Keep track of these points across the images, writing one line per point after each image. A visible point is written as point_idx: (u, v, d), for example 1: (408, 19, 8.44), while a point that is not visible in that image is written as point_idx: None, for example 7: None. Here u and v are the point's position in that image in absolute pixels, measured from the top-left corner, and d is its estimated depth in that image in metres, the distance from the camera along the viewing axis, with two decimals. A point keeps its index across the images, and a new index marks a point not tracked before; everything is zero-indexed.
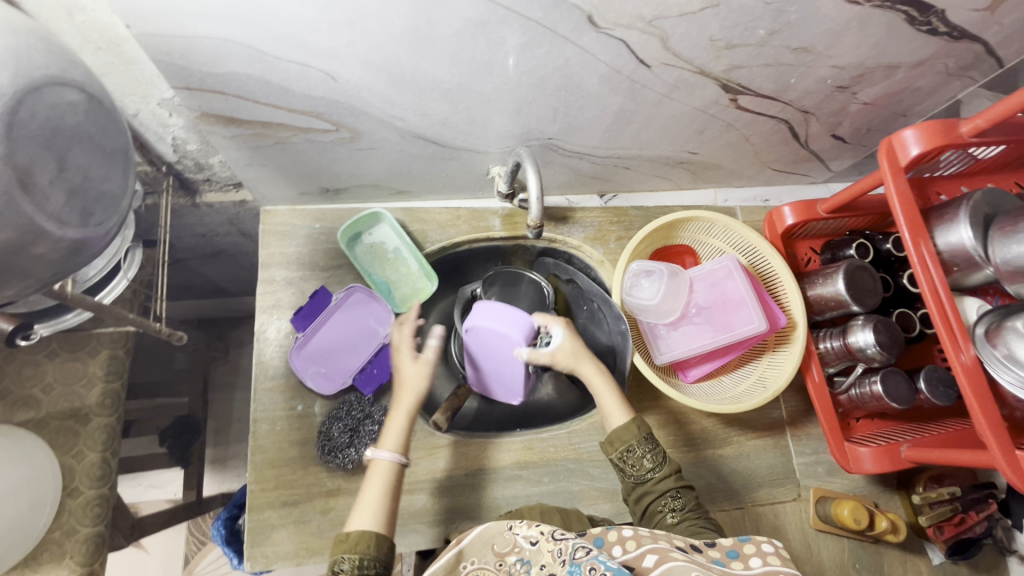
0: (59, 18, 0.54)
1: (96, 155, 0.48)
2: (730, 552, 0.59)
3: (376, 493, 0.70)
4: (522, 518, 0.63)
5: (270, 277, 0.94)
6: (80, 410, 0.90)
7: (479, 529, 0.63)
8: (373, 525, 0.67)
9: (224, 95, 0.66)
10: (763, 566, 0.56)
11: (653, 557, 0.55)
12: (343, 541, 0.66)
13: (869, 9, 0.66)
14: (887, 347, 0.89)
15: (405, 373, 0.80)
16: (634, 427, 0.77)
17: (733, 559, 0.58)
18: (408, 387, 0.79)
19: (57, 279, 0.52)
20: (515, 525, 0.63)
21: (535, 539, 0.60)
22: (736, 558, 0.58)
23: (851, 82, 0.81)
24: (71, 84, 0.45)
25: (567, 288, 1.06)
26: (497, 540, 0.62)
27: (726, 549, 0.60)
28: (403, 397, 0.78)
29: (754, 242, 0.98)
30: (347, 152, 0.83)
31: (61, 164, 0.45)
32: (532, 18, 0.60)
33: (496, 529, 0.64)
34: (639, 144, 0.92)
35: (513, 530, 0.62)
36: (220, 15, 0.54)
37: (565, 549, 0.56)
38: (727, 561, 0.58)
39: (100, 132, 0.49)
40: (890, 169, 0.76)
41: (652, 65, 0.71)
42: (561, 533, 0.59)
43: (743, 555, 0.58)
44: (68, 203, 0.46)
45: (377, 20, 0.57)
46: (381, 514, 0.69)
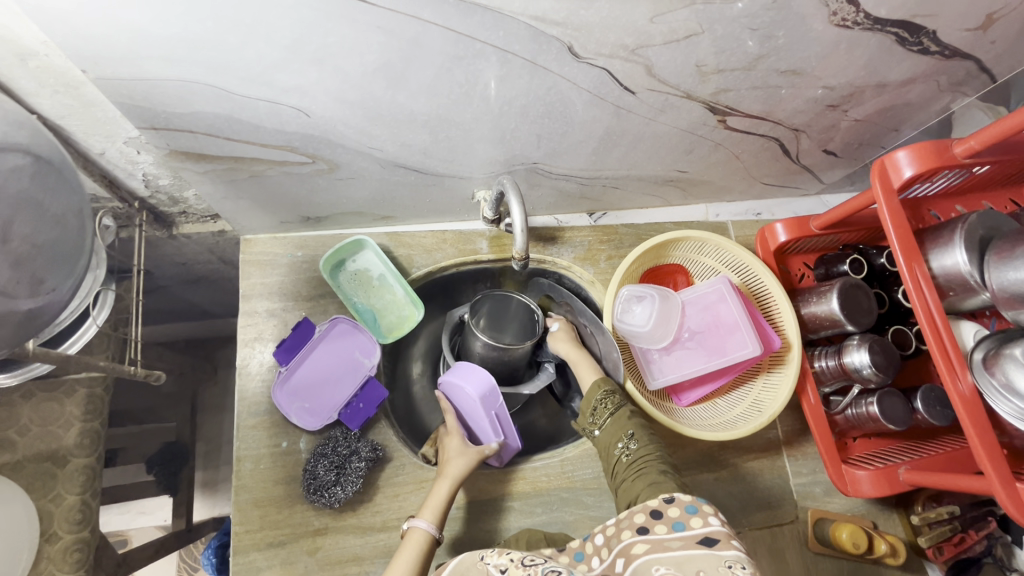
0: (10, 65, 0.51)
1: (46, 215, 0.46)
2: (689, 509, 0.60)
3: (410, 560, 0.69)
4: (492, 546, 0.61)
5: (251, 309, 0.91)
6: (57, 452, 0.87)
7: (453, 564, 0.61)
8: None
9: (193, 133, 0.63)
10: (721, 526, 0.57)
11: (621, 561, 0.57)
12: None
13: (859, 32, 0.64)
14: (883, 368, 0.88)
15: (451, 452, 0.82)
16: (598, 382, 0.85)
17: (693, 515, 0.59)
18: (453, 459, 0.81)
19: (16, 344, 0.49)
20: (486, 555, 0.60)
21: (503, 568, 0.57)
22: (695, 514, 0.59)
23: (841, 101, 0.80)
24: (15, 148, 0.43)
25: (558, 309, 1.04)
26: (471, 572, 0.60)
27: (684, 506, 0.61)
28: (448, 469, 0.79)
29: (746, 260, 0.97)
30: (326, 183, 0.81)
31: None
32: (510, 51, 0.57)
33: (469, 561, 0.61)
34: (627, 165, 0.90)
35: (484, 560, 0.60)
36: (181, 58, 0.51)
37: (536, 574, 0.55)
38: (686, 520, 0.59)
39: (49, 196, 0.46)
40: (883, 189, 0.74)
41: (637, 92, 0.69)
42: (531, 559, 0.57)
43: (702, 511, 0.59)
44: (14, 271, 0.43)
45: (348, 58, 0.55)
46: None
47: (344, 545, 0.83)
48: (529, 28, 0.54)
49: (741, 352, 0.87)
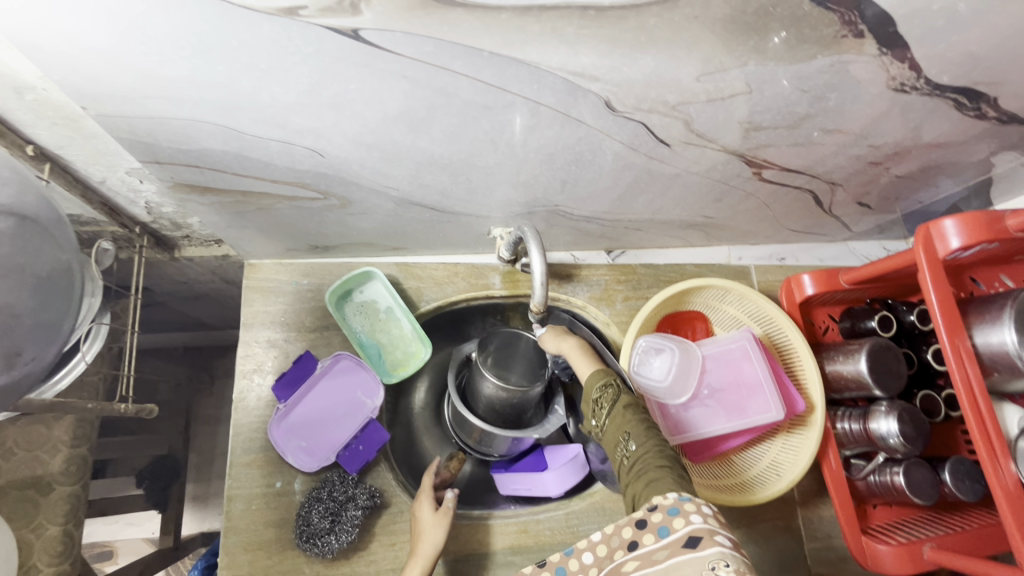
0: (6, 97, 0.48)
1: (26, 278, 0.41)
2: (671, 511, 0.53)
3: None
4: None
5: (252, 338, 0.87)
6: (41, 479, 0.83)
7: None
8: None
9: (199, 168, 0.59)
10: (704, 524, 0.50)
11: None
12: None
13: (916, 96, 0.59)
14: (912, 439, 0.83)
15: (422, 527, 0.76)
16: (595, 376, 0.75)
17: (675, 516, 0.52)
18: (425, 536, 0.75)
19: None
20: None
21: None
22: (676, 515, 0.52)
23: (885, 159, 0.75)
24: None
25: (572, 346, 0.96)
26: None
27: (667, 508, 0.53)
28: (419, 550, 0.74)
29: (771, 312, 0.92)
30: (337, 217, 0.77)
31: None
32: (543, 102, 0.53)
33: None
34: (652, 210, 0.86)
35: None
36: (189, 99, 0.47)
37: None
38: (669, 523, 0.52)
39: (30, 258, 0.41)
40: (927, 259, 0.70)
41: (673, 145, 0.65)
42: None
43: (684, 510, 0.52)
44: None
45: (368, 104, 0.51)
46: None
47: None
48: (565, 82, 0.50)
49: (763, 416, 0.83)
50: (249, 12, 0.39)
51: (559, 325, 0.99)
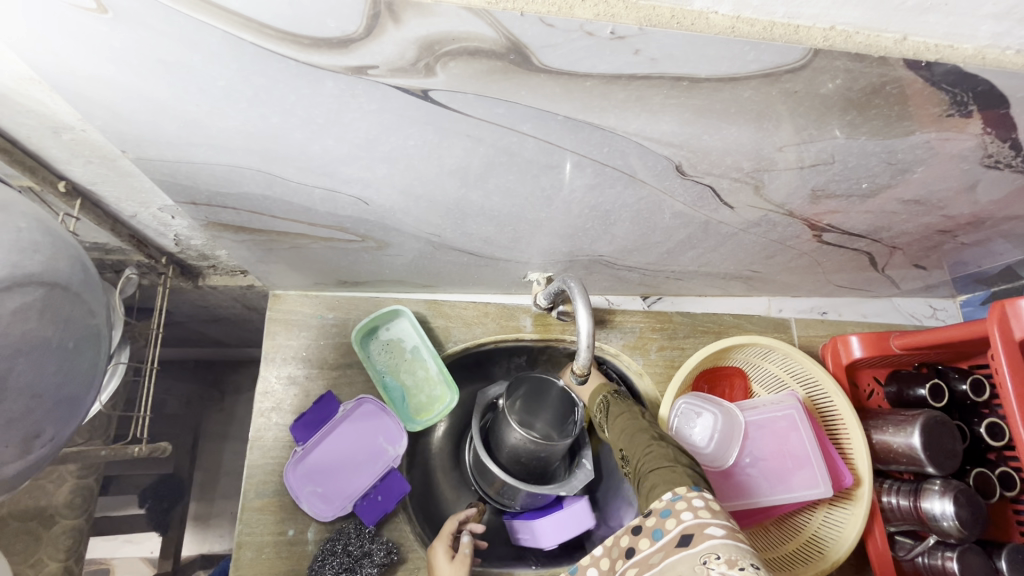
0: (41, 135, 0.45)
1: (54, 353, 0.37)
2: (664, 512, 0.51)
3: None
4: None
5: (272, 373, 0.83)
6: (45, 511, 0.80)
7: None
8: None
9: (235, 209, 0.56)
10: (695, 519, 0.48)
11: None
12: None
13: (1008, 173, 0.55)
14: (968, 524, 0.77)
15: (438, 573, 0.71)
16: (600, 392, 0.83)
17: (665, 518, 0.50)
18: None
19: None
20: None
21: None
22: (669, 515, 0.50)
23: (955, 227, 0.71)
24: (28, 282, 0.36)
25: None
26: None
27: (660, 511, 0.51)
28: None
29: (817, 375, 0.87)
30: (370, 257, 0.73)
31: None
32: (610, 165, 0.50)
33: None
34: (698, 264, 0.82)
35: None
36: (236, 148, 0.44)
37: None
38: (662, 524, 0.50)
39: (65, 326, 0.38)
40: (1004, 342, 0.65)
41: (737, 207, 0.61)
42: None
43: (676, 509, 0.50)
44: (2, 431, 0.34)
45: (423, 158, 0.47)
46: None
47: None
48: (638, 146, 0.46)
49: (809, 491, 0.78)
50: (313, 70, 0.35)
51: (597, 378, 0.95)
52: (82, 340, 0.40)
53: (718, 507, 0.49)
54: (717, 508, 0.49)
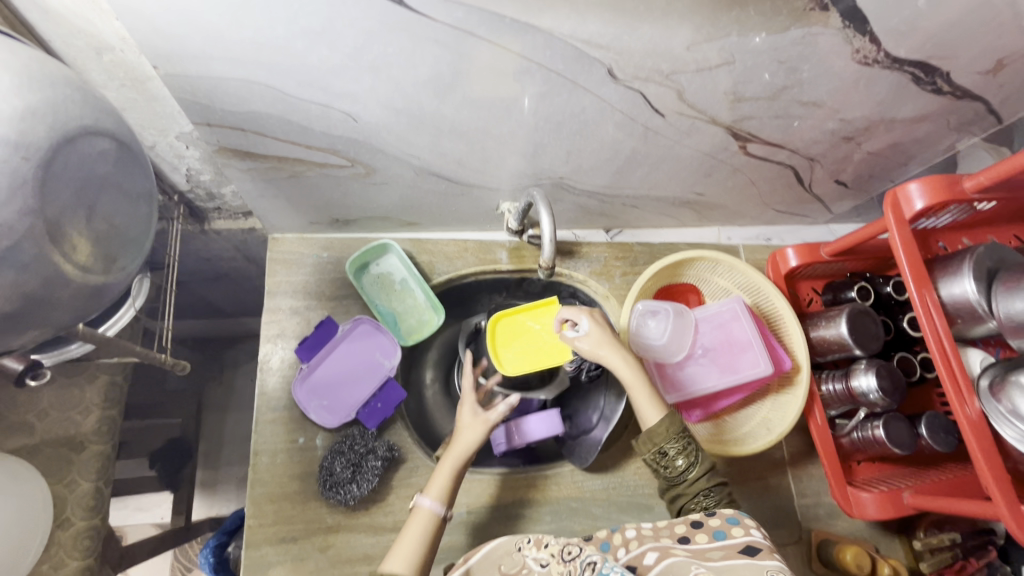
0: (85, 57, 0.55)
1: (122, 201, 0.51)
2: (731, 520, 0.64)
3: (414, 538, 0.69)
4: (528, 539, 0.67)
5: (275, 306, 0.93)
6: (74, 438, 0.88)
7: (487, 550, 0.68)
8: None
9: (244, 131, 0.66)
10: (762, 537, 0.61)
11: (654, 556, 0.61)
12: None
13: (878, 69, 0.68)
14: (890, 393, 0.90)
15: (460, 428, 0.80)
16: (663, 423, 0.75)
17: (733, 526, 0.63)
18: (461, 440, 0.78)
19: (77, 322, 0.54)
20: (523, 546, 0.67)
21: (545, 561, 0.63)
22: (736, 524, 0.63)
23: (856, 134, 0.84)
24: (102, 133, 0.48)
25: None
26: (505, 560, 0.66)
27: (727, 517, 0.64)
28: (454, 449, 0.77)
29: (758, 282, 0.99)
30: (360, 187, 0.84)
31: (89, 214, 0.47)
32: (553, 69, 0.61)
33: (504, 550, 0.68)
34: (648, 185, 0.93)
35: (522, 553, 0.66)
36: (247, 60, 0.54)
37: (576, 568, 0.59)
38: (727, 529, 0.63)
39: (126, 177, 0.51)
40: (895, 220, 0.78)
41: (667, 115, 0.73)
42: (571, 553, 0.62)
43: (743, 522, 0.63)
44: (93, 250, 0.49)
45: (401, 67, 0.58)
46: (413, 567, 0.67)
47: (356, 543, 0.84)
48: (574, 50, 0.58)
49: (753, 371, 0.91)
50: None
51: None
52: (140, 196, 0.54)
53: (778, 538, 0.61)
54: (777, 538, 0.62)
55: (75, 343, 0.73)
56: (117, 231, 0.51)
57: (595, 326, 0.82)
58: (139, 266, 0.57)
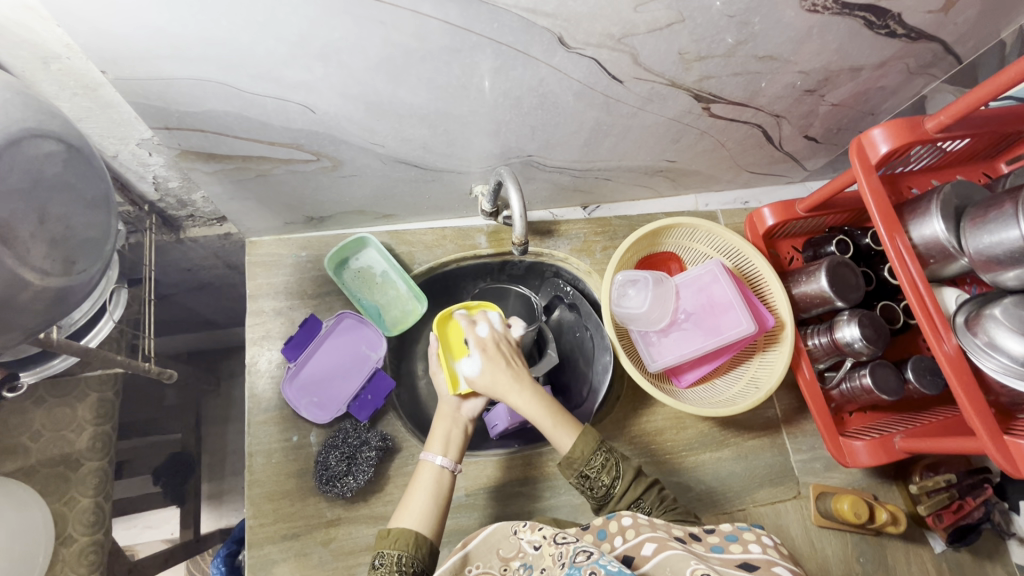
0: (35, 68, 0.56)
1: (77, 203, 0.51)
2: (730, 537, 0.62)
3: (421, 496, 0.76)
4: (524, 522, 0.67)
5: (258, 308, 0.93)
6: (70, 456, 0.88)
7: (486, 534, 0.68)
8: (419, 528, 0.72)
9: (204, 132, 0.66)
10: (762, 553, 0.58)
11: (652, 546, 0.58)
12: (386, 537, 0.70)
13: (829, 16, 0.68)
14: (874, 340, 0.90)
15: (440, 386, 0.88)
16: (587, 438, 0.77)
17: (732, 542, 0.61)
18: (445, 401, 0.85)
19: (44, 328, 0.54)
20: (518, 530, 0.67)
21: (537, 544, 0.63)
22: (735, 542, 0.61)
23: (818, 86, 0.84)
24: (49, 136, 0.48)
25: (567, 313, 1.10)
26: (503, 544, 0.67)
27: (725, 535, 0.63)
28: (443, 410, 0.85)
29: (737, 245, 1.00)
30: (330, 181, 0.84)
31: (42, 217, 0.47)
32: (504, 42, 0.61)
33: (502, 534, 0.68)
34: (617, 156, 0.94)
35: (517, 535, 0.67)
36: (194, 56, 0.54)
37: (565, 552, 0.58)
38: (726, 546, 0.61)
39: (80, 181, 0.52)
40: (862, 167, 0.78)
41: (624, 81, 0.73)
42: (562, 537, 0.62)
43: (743, 539, 0.61)
44: (49, 253, 0.48)
45: (351, 53, 0.58)
46: (428, 519, 0.73)
47: (357, 535, 0.84)
48: (520, 19, 0.58)
49: (736, 330, 0.91)
50: None
51: (554, 290, 1.11)
52: (95, 199, 0.54)
53: (780, 552, 0.59)
54: (779, 552, 0.59)
55: (57, 357, 0.77)
56: (72, 233, 0.51)
57: (485, 360, 0.83)
58: (101, 266, 0.58)
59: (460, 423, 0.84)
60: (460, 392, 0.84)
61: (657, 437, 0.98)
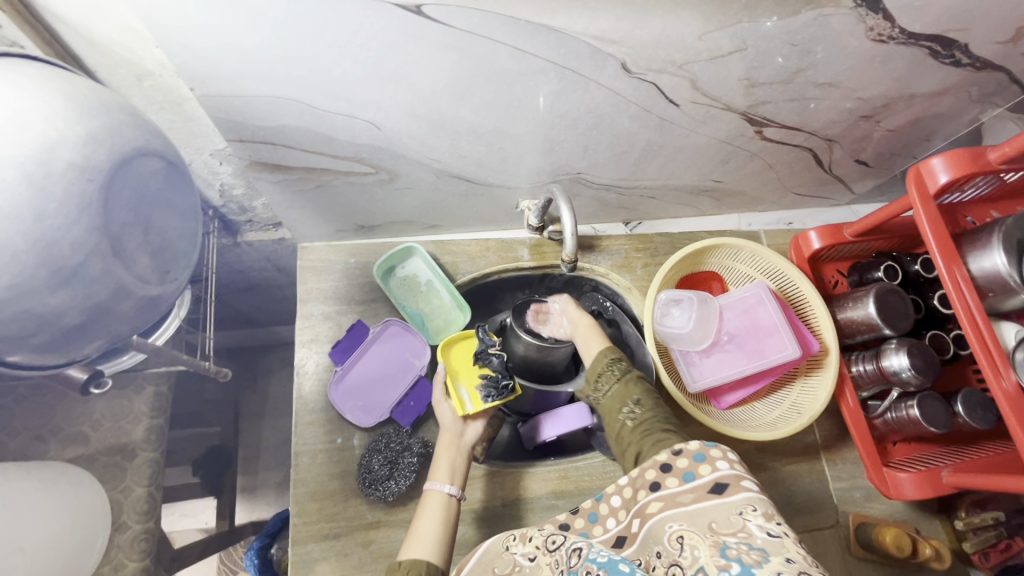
0: (129, 84, 0.59)
1: (172, 216, 0.57)
2: (698, 457, 0.58)
3: (431, 524, 0.75)
4: (513, 534, 0.66)
5: (308, 312, 0.96)
6: (127, 446, 0.93)
7: (476, 557, 0.66)
8: (430, 556, 0.71)
9: (274, 144, 0.69)
10: (729, 469, 0.55)
11: (636, 521, 0.58)
12: (398, 568, 0.69)
13: (893, 46, 0.68)
14: (923, 371, 0.88)
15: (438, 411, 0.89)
16: (604, 353, 0.84)
17: (701, 462, 0.57)
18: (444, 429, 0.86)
19: (123, 327, 0.57)
20: (511, 544, 0.66)
21: (532, 556, 0.63)
22: (704, 461, 0.57)
23: (875, 112, 0.84)
24: (154, 154, 0.54)
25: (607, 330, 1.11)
26: (497, 562, 0.65)
27: (693, 455, 0.59)
28: (443, 438, 0.86)
29: (782, 267, 0.99)
30: (384, 192, 0.86)
31: (146, 230, 0.54)
32: (567, 67, 0.63)
33: (494, 551, 0.66)
34: (665, 175, 0.94)
35: (511, 552, 0.65)
36: (275, 75, 0.57)
37: (561, 557, 0.59)
38: (695, 469, 0.57)
39: (174, 195, 0.58)
40: (920, 196, 0.77)
41: (681, 104, 0.74)
42: (554, 543, 0.62)
43: (709, 458, 0.57)
44: (151, 263, 0.56)
45: (422, 75, 0.60)
46: (438, 548, 0.72)
47: (395, 539, 0.86)
48: (587, 46, 0.59)
49: (780, 354, 0.91)
50: None
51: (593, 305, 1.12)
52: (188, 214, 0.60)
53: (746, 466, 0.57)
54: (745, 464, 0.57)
55: (125, 356, 0.81)
56: (169, 244, 0.57)
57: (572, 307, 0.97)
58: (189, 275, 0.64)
59: (463, 451, 0.85)
60: (467, 413, 0.86)
61: None
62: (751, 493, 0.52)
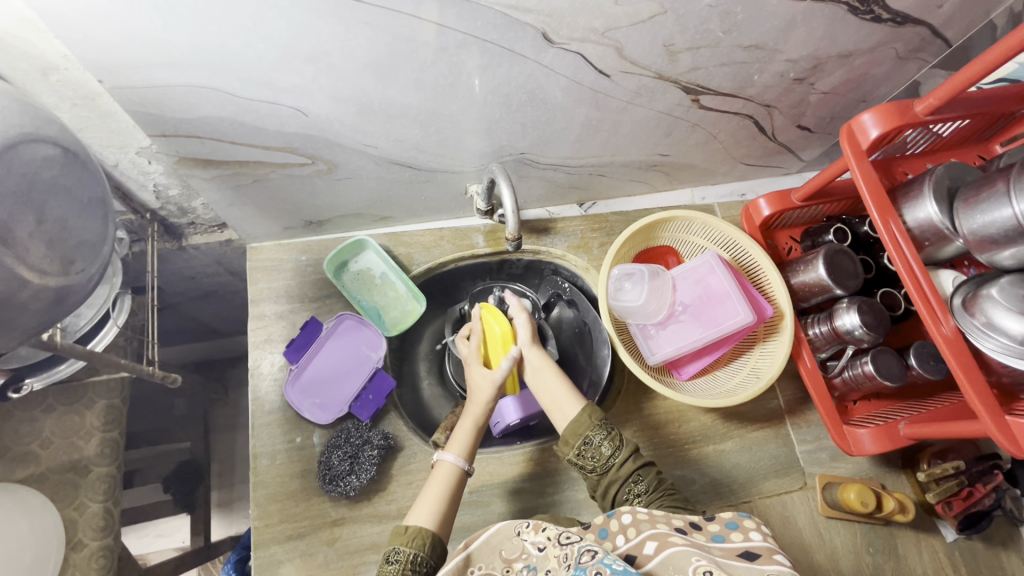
0: (35, 81, 0.58)
1: (73, 206, 0.56)
2: (730, 524, 0.60)
3: (438, 493, 0.76)
4: (528, 523, 0.66)
5: (260, 312, 0.94)
6: (79, 462, 0.90)
7: (488, 535, 0.67)
8: (433, 525, 0.72)
9: (200, 138, 0.68)
10: (764, 541, 0.57)
11: (654, 544, 0.57)
12: (402, 535, 0.71)
13: (812, 3, 0.69)
14: (874, 327, 0.89)
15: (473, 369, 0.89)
16: (588, 413, 0.79)
17: (733, 530, 0.59)
18: (477, 400, 0.85)
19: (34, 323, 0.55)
20: (523, 531, 0.66)
21: (542, 545, 0.62)
22: (736, 529, 0.59)
23: (807, 74, 0.85)
24: (44, 140, 0.52)
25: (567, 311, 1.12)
26: (506, 546, 0.66)
27: (726, 521, 0.61)
28: (471, 408, 0.84)
29: (733, 236, 1.00)
30: (325, 184, 0.85)
31: (39, 218, 0.51)
32: (489, 40, 0.62)
33: (504, 535, 0.67)
34: (611, 151, 0.95)
35: (521, 537, 0.66)
36: (185, 62, 0.56)
37: (571, 553, 0.57)
38: (726, 533, 0.59)
39: (73, 183, 0.56)
40: (853, 153, 0.78)
41: (612, 74, 0.74)
42: (567, 538, 0.60)
43: (743, 526, 0.59)
44: (48, 252, 0.53)
45: (339, 55, 0.60)
46: (442, 518, 0.74)
47: (362, 534, 0.85)
48: (504, 16, 0.59)
49: (734, 321, 0.91)
50: None
51: (553, 290, 1.11)
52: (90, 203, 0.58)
53: (781, 540, 0.58)
54: None
55: (65, 364, 0.82)
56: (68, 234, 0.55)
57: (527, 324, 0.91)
58: (98, 268, 0.63)
59: (485, 419, 0.85)
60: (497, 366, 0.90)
61: (660, 431, 0.98)
62: (783, 563, 0.53)
